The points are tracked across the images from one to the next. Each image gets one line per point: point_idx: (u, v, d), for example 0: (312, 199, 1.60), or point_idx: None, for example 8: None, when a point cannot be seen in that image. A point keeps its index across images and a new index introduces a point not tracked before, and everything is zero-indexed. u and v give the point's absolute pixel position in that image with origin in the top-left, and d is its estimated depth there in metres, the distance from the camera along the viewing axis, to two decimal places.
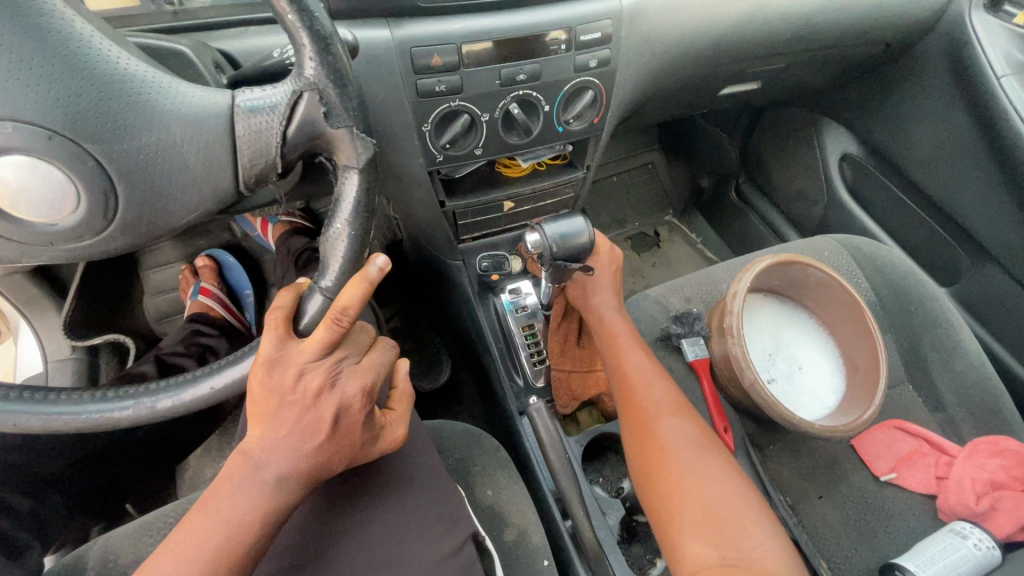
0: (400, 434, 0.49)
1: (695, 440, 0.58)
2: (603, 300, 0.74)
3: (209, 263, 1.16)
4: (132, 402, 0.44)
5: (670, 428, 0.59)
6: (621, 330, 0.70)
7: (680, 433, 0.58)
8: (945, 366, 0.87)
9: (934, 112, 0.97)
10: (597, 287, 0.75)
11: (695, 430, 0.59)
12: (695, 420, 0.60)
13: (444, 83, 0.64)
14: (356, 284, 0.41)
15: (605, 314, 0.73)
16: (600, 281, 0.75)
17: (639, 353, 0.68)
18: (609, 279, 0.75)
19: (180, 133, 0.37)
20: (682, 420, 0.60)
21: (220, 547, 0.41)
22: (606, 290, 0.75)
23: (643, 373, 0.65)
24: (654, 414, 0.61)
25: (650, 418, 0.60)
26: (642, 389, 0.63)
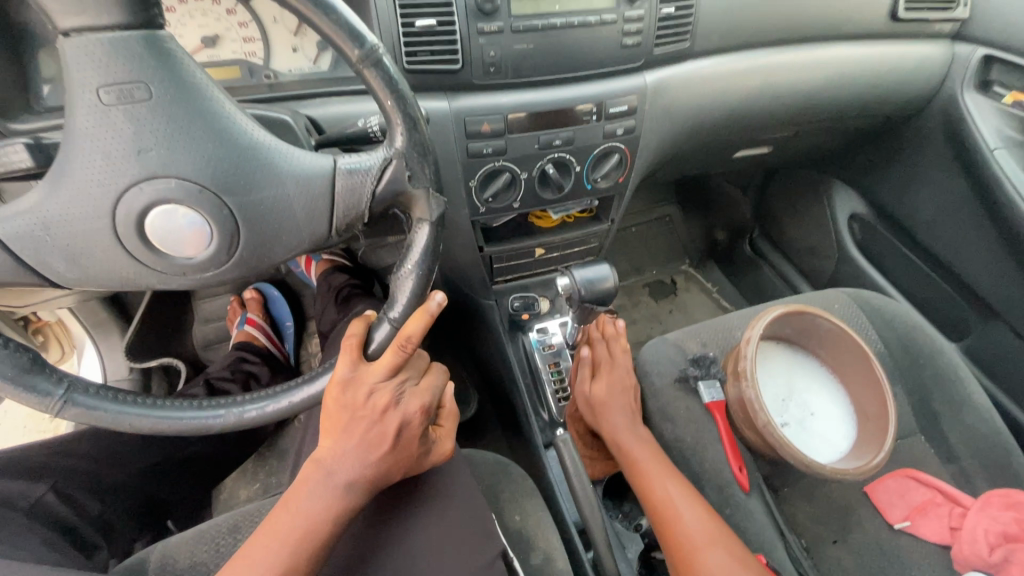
0: (448, 447, 0.56)
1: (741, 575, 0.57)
2: (616, 419, 0.76)
3: (256, 296, 1.26)
4: (223, 411, 0.52)
5: (710, 564, 0.58)
6: (645, 457, 0.71)
7: (722, 566, 0.58)
8: (956, 418, 0.90)
9: (936, 178, 1.04)
10: (608, 407, 0.77)
11: (736, 562, 0.58)
12: (734, 546, 0.60)
13: (490, 146, 0.74)
14: (419, 316, 0.49)
15: (628, 440, 0.73)
16: (609, 402, 0.77)
17: (668, 476, 0.68)
18: (622, 396, 0.77)
19: (292, 188, 0.46)
20: (721, 550, 0.60)
21: (298, 542, 0.47)
22: (621, 408, 0.76)
23: (673, 503, 0.65)
24: (693, 550, 0.60)
25: (690, 557, 0.60)
26: (676, 520, 0.63)
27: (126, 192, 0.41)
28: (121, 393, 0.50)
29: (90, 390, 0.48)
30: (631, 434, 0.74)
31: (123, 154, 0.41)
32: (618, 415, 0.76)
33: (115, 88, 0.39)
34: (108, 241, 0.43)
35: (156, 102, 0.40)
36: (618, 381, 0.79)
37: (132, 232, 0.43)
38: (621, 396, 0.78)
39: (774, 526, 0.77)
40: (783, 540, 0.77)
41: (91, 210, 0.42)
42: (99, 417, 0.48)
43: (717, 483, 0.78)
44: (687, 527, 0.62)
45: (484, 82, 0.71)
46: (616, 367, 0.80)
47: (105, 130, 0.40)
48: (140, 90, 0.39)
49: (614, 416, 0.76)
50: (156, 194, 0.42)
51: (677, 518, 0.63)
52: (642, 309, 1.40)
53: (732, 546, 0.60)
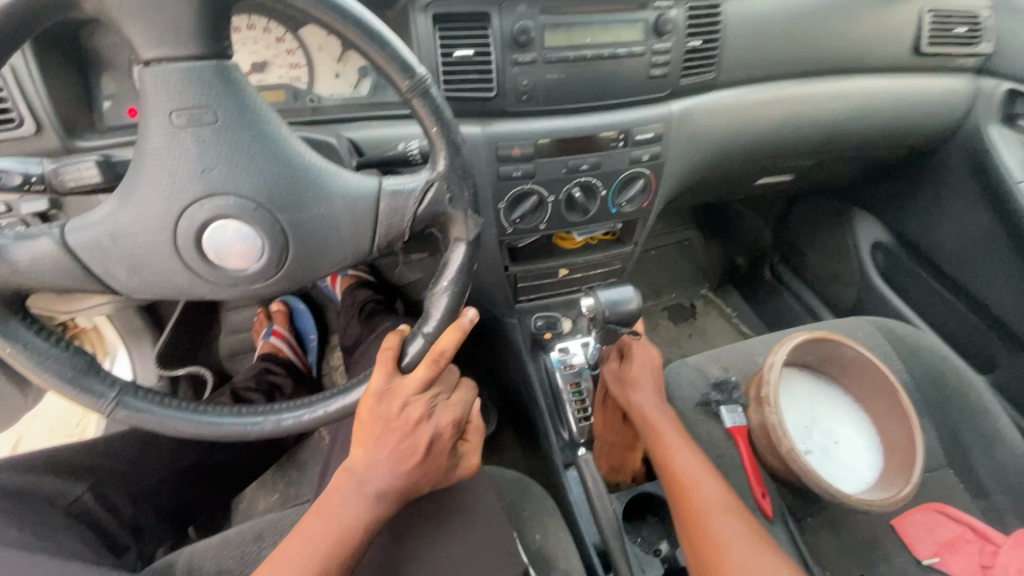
0: (475, 462, 0.57)
1: (752, 541, 0.60)
2: (644, 396, 0.76)
3: (283, 309, 1.29)
4: (261, 419, 0.53)
5: (725, 529, 0.60)
6: (666, 428, 0.71)
7: (734, 530, 0.60)
8: (985, 452, 0.88)
9: (960, 209, 1.04)
10: (639, 384, 0.77)
11: (750, 531, 0.61)
12: (748, 517, 0.62)
13: (520, 169, 0.76)
14: (455, 331, 0.51)
15: (651, 412, 0.74)
16: (640, 381, 0.77)
17: (686, 448, 0.69)
18: (650, 377, 0.78)
19: (340, 207, 0.49)
20: (737, 520, 0.62)
21: (328, 549, 0.48)
22: (649, 388, 0.77)
23: (691, 471, 0.66)
24: (710, 515, 0.62)
25: (702, 520, 0.62)
26: (694, 487, 0.65)
27: (189, 207, 0.44)
28: (166, 397, 0.52)
29: (138, 394, 0.51)
30: (655, 409, 0.74)
31: (188, 173, 0.44)
32: (647, 394, 0.76)
33: (187, 113, 0.42)
34: (168, 252, 0.46)
35: (221, 126, 0.43)
36: (647, 363, 0.80)
37: (190, 244, 0.45)
38: (650, 377, 0.79)
39: (797, 556, 0.76)
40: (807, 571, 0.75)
41: (155, 223, 0.45)
42: (146, 420, 0.50)
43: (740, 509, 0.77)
44: (704, 495, 0.64)
45: (516, 109, 0.74)
46: (645, 351, 0.81)
47: (174, 151, 0.43)
48: (209, 115, 0.43)
49: (640, 392, 0.76)
50: (216, 210, 0.45)
51: (694, 484, 0.65)
52: (660, 332, 1.40)
53: (745, 517, 0.63)
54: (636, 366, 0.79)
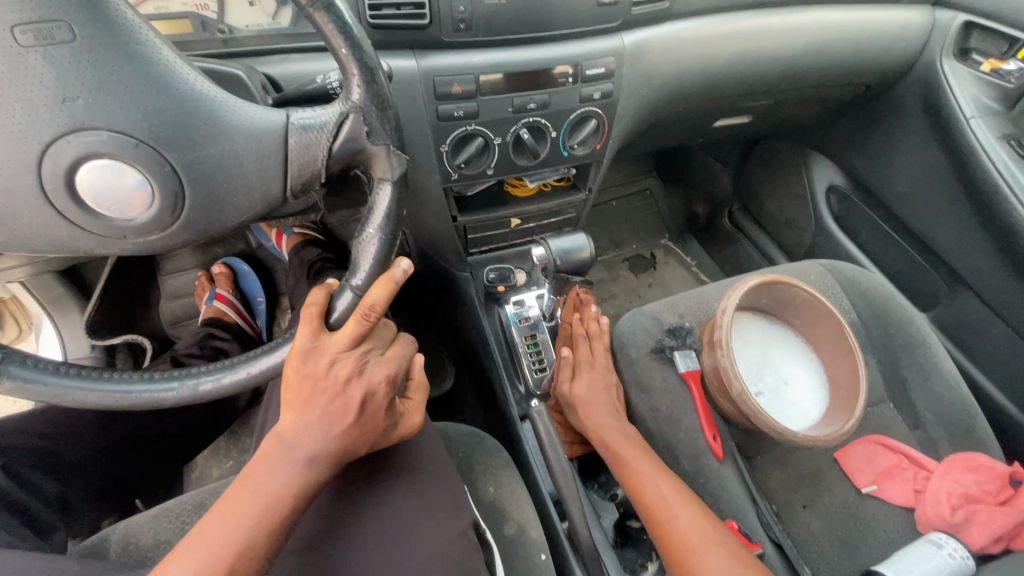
0: (417, 421, 0.55)
1: (739, 571, 0.56)
2: (600, 416, 0.78)
3: (224, 271, 1.20)
4: (177, 384, 0.49)
5: (686, 525, 0.61)
6: (635, 460, 0.70)
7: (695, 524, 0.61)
8: (923, 386, 0.92)
9: (911, 148, 1.04)
10: (592, 406, 0.78)
11: (731, 556, 0.57)
12: (730, 542, 0.59)
13: (462, 109, 0.71)
14: (383, 284, 0.47)
15: (618, 442, 0.73)
16: (593, 401, 0.79)
17: (659, 477, 0.68)
18: (603, 395, 0.80)
19: (240, 144, 0.43)
20: (718, 548, 0.58)
21: (258, 515, 0.44)
22: (604, 407, 0.78)
23: (648, 474, 0.68)
24: (688, 547, 0.59)
25: (664, 520, 0.63)
26: (668, 521, 0.62)
27: (52, 145, 0.38)
28: (62, 366, 0.47)
29: (28, 363, 0.46)
30: (618, 433, 0.75)
31: (46, 102, 0.37)
32: (603, 413, 0.78)
33: (32, 27, 0.35)
34: (36, 199, 0.40)
35: (80, 45, 0.37)
36: (599, 381, 0.81)
37: (62, 189, 0.39)
38: (603, 395, 0.80)
39: (745, 492, 0.78)
40: (754, 506, 0.78)
41: (13, 165, 0.38)
42: (39, 391, 0.45)
43: (691, 451, 0.79)
44: (680, 526, 0.61)
45: (453, 39, 0.68)
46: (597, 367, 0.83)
47: (23, 75, 0.36)
48: (62, 31, 0.36)
49: (599, 414, 0.77)
50: (86, 148, 0.38)
51: (651, 484, 0.67)
52: (621, 283, 1.40)
53: (728, 543, 0.59)
54: (592, 395, 0.80)
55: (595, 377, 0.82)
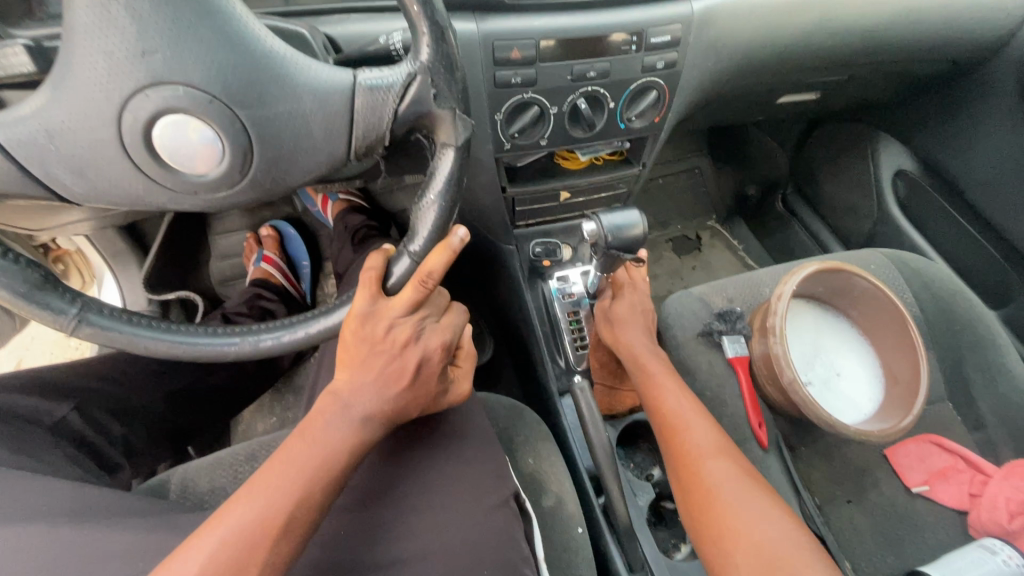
0: (466, 389, 0.55)
1: (743, 482, 0.58)
2: (633, 334, 0.77)
3: (272, 235, 1.24)
4: (239, 339, 0.50)
5: (697, 437, 0.62)
6: (659, 374, 0.71)
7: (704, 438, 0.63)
8: (988, 387, 0.87)
9: (997, 133, 0.96)
10: (628, 323, 0.78)
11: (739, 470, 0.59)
12: (739, 459, 0.61)
13: (520, 76, 0.68)
14: (442, 251, 0.47)
15: (645, 357, 0.73)
16: (630, 320, 0.78)
17: (678, 393, 0.68)
18: (640, 315, 0.79)
19: (308, 104, 0.43)
20: (727, 462, 0.60)
21: (315, 469, 0.45)
22: (639, 329, 0.78)
23: (665, 386, 0.69)
24: (700, 457, 0.61)
25: (675, 430, 0.64)
26: (684, 433, 0.63)
27: (132, 99, 0.39)
28: (134, 316, 0.49)
29: (104, 311, 0.48)
30: (648, 351, 0.75)
31: (125, 56, 0.38)
32: (638, 331, 0.77)
33: None
34: (115, 152, 0.41)
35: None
36: (637, 302, 0.81)
37: (139, 143, 0.40)
38: (640, 316, 0.79)
39: (789, 482, 0.76)
40: (797, 497, 0.76)
41: (95, 117, 0.39)
42: (113, 338, 0.48)
43: (735, 438, 0.77)
44: (695, 439, 0.63)
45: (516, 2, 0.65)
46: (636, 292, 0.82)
47: (106, 27, 0.37)
48: None
49: (631, 332, 0.77)
50: (163, 102, 0.39)
51: (666, 396, 0.68)
52: (664, 264, 1.36)
53: (737, 459, 0.61)
54: (627, 309, 0.79)
55: (631, 296, 0.81)
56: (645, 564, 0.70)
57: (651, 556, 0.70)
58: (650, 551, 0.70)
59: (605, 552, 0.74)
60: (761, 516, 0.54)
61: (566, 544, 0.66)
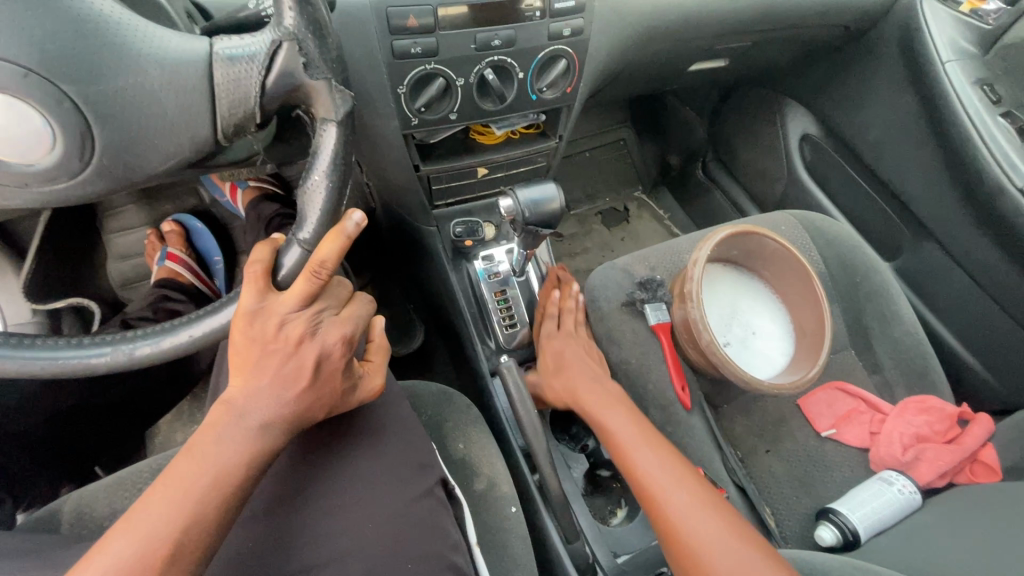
0: (378, 384, 0.52)
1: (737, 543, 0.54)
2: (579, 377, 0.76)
3: (176, 229, 1.12)
4: (109, 349, 0.45)
5: (642, 461, 0.63)
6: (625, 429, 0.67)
7: (650, 460, 0.63)
8: (884, 333, 0.94)
9: (886, 94, 1.02)
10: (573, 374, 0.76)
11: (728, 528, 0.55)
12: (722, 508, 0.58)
13: (419, 45, 0.65)
14: (335, 239, 0.44)
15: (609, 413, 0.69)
16: (577, 363, 0.77)
17: (623, 418, 0.68)
18: (584, 356, 0.79)
19: (158, 79, 0.41)
20: (677, 485, 0.60)
21: (206, 489, 0.42)
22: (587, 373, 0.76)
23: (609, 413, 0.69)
24: (685, 522, 0.56)
25: (624, 456, 0.65)
26: (663, 498, 0.59)
27: None
28: None
29: None
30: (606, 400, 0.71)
31: None
32: (587, 374, 0.76)
33: None
34: None
35: None
36: (581, 347, 0.80)
37: None
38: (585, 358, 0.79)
39: (712, 439, 0.80)
40: (720, 453, 0.80)
41: None
42: None
43: (661, 402, 0.79)
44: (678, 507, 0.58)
45: None
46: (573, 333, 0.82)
47: None
48: None
49: (583, 379, 0.75)
50: None
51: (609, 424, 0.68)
52: (594, 237, 1.38)
53: (687, 478, 0.61)
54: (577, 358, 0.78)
55: (576, 342, 0.81)
56: (581, 534, 0.71)
57: (586, 524, 0.72)
58: (585, 520, 0.72)
59: (541, 527, 0.75)
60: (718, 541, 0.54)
61: (499, 524, 0.66)
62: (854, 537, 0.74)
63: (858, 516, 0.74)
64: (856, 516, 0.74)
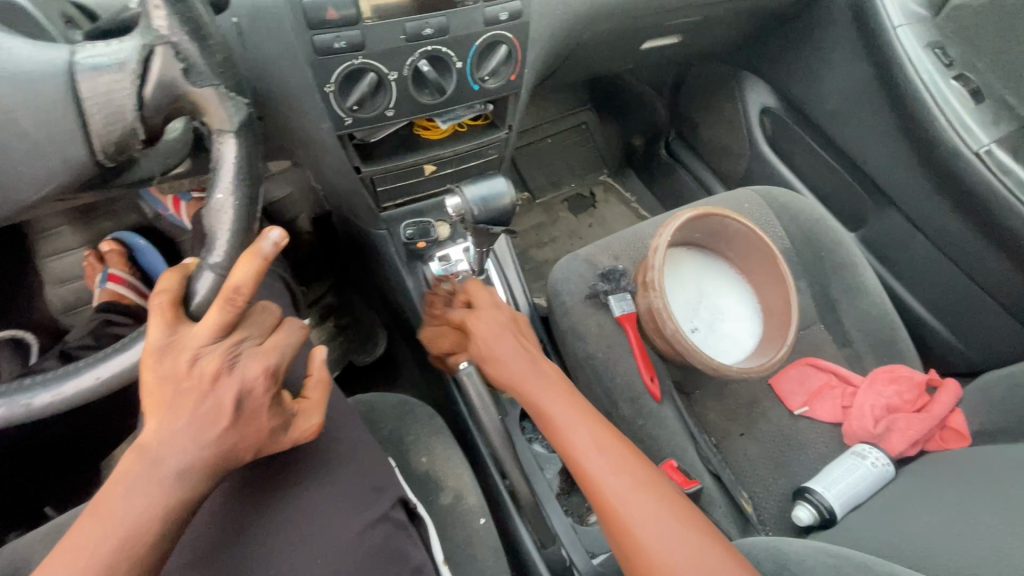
0: (315, 422, 0.47)
1: (674, 524, 0.52)
2: (506, 361, 0.66)
3: (117, 248, 1.03)
4: (4, 401, 0.41)
5: (572, 430, 0.59)
6: (559, 409, 0.61)
7: (581, 432, 0.59)
8: (851, 305, 0.94)
9: (841, 62, 1.00)
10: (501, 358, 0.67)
11: (663, 505, 0.53)
12: (657, 487, 0.55)
13: (343, 39, 0.60)
14: (250, 260, 0.40)
15: (541, 393, 0.63)
16: (491, 350, 0.67)
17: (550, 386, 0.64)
18: (500, 336, 0.68)
19: (14, 95, 0.41)
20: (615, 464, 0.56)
21: (116, 549, 0.38)
22: (511, 353, 0.67)
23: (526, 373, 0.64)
24: (627, 514, 0.53)
25: (552, 419, 0.61)
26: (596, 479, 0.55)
27: None
28: None
29: None
30: (539, 379, 0.64)
31: None
32: (528, 372, 0.65)
33: None
34: None
35: None
36: (493, 324, 0.68)
37: None
38: (502, 335, 0.68)
39: (684, 429, 0.78)
40: (693, 442, 0.78)
41: None
42: None
43: (630, 395, 0.77)
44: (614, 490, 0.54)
45: None
46: (489, 312, 0.70)
47: None
48: None
49: (530, 380, 0.64)
50: None
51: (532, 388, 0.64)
52: (561, 225, 1.35)
53: (623, 457, 0.57)
54: (494, 340, 0.67)
55: (491, 323, 0.69)
56: (556, 538, 0.69)
57: (561, 529, 0.68)
58: (559, 524, 0.69)
59: (515, 534, 0.73)
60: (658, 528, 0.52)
61: (468, 538, 0.63)
62: (830, 515, 0.73)
63: (833, 493, 0.74)
64: (831, 494, 0.74)
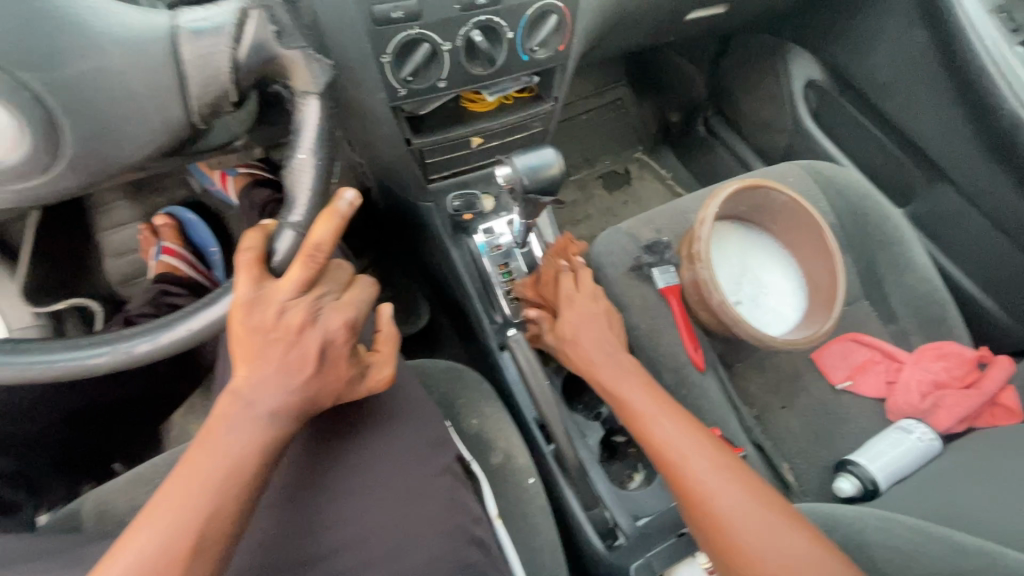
0: (387, 375, 0.51)
1: (787, 530, 0.51)
2: (591, 352, 0.69)
3: (170, 222, 1.08)
4: (109, 347, 0.44)
5: (662, 429, 0.60)
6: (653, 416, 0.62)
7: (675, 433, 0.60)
8: (899, 281, 0.92)
9: (896, 31, 0.96)
10: (580, 342, 0.70)
11: (772, 510, 0.53)
12: (740, 471, 0.56)
13: (400, 9, 0.61)
14: (328, 221, 0.43)
15: (629, 391, 0.65)
16: (581, 338, 0.70)
17: (641, 387, 0.65)
18: (591, 326, 0.71)
19: (119, 59, 0.44)
20: (719, 469, 0.57)
21: (221, 481, 0.41)
22: (596, 339, 0.70)
23: (615, 373, 0.67)
24: (732, 517, 0.53)
25: (640, 418, 0.62)
26: (695, 483, 0.56)
27: None
28: None
29: None
30: (624, 375, 0.66)
31: None
32: (610, 365, 0.67)
33: None
34: None
35: None
36: (586, 311, 0.72)
37: None
38: (592, 324, 0.71)
39: (727, 399, 0.79)
40: (736, 412, 0.79)
41: None
42: None
43: (673, 364, 0.78)
44: (692, 467, 0.57)
45: None
46: (583, 301, 0.73)
47: None
48: None
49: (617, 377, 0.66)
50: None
51: (621, 388, 0.65)
52: (596, 202, 1.35)
53: (727, 461, 0.57)
54: (580, 327, 0.71)
55: (584, 311, 0.72)
56: (600, 500, 0.71)
57: (604, 491, 0.70)
58: (603, 486, 0.71)
59: (560, 496, 0.75)
60: (766, 535, 0.51)
61: (519, 496, 0.66)
62: (874, 486, 0.74)
63: (878, 465, 0.74)
64: (875, 466, 0.74)
